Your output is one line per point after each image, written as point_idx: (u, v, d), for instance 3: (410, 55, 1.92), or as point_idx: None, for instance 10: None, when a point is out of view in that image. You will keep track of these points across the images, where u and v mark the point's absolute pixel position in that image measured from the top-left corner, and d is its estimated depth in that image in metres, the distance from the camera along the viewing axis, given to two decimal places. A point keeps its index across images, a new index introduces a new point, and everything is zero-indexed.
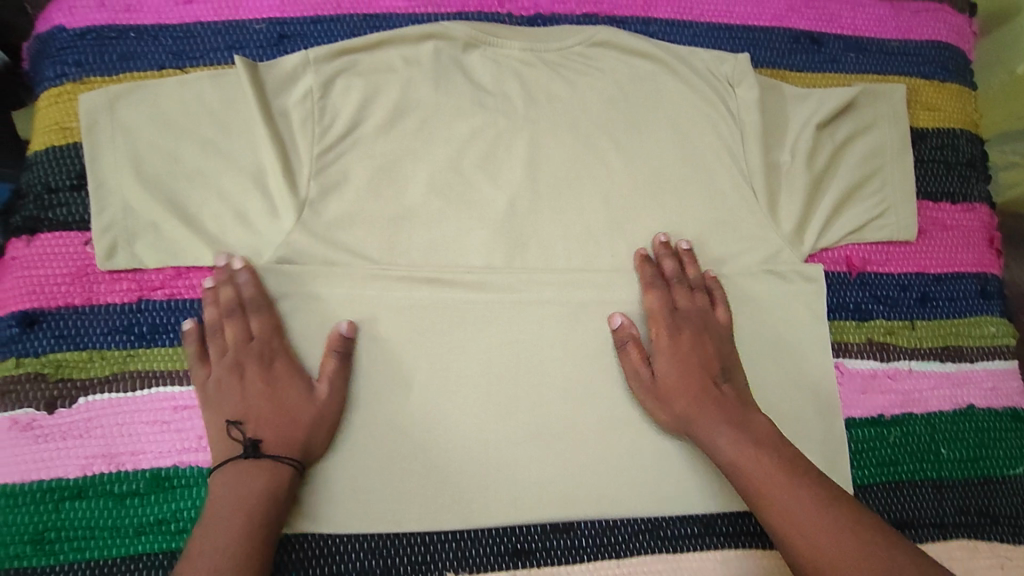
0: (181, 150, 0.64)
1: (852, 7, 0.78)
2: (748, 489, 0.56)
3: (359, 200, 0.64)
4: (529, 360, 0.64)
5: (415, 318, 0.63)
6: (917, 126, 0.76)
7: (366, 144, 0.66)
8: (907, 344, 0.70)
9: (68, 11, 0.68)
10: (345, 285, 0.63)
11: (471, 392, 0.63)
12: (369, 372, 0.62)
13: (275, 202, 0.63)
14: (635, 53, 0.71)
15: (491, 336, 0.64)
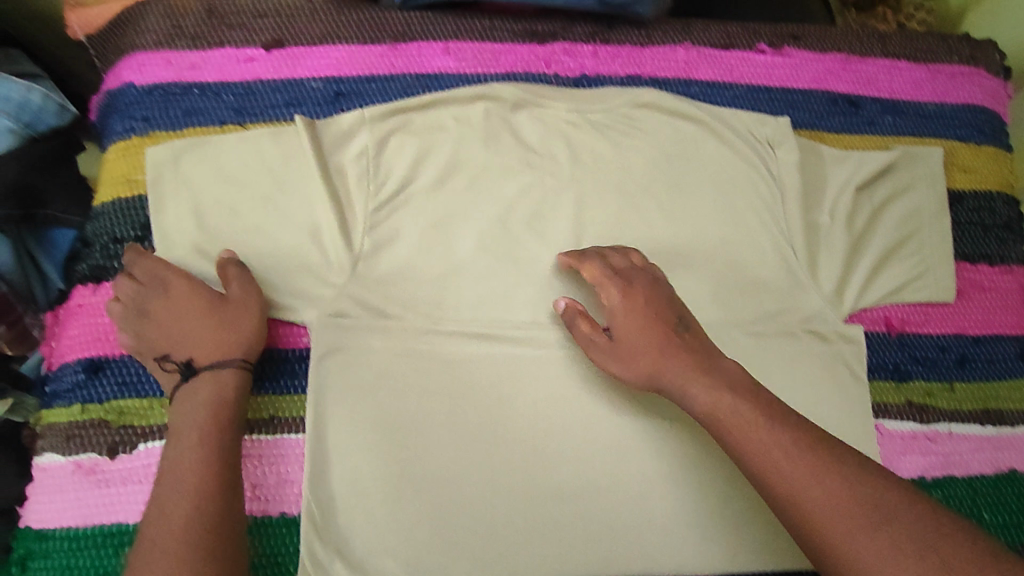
0: (241, 204, 0.66)
1: (889, 70, 0.79)
2: (733, 446, 0.52)
3: (412, 256, 0.67)
4: (573, 416, 0.65)
5: (463, 372, 0.65)
6: (954, 188, 0.77)
7: (418, 200, 0.68)
8: (947, 406, 0.71)
9: (136, 68, 0.71)
10: (397, 339, 0.65)
11: (517, 446, 0.64)
12: (417, 424, 0.63)
13: (331, 256, 0.65)
14: (677, 114, 0.73)
15: (536, 390, 0.66)
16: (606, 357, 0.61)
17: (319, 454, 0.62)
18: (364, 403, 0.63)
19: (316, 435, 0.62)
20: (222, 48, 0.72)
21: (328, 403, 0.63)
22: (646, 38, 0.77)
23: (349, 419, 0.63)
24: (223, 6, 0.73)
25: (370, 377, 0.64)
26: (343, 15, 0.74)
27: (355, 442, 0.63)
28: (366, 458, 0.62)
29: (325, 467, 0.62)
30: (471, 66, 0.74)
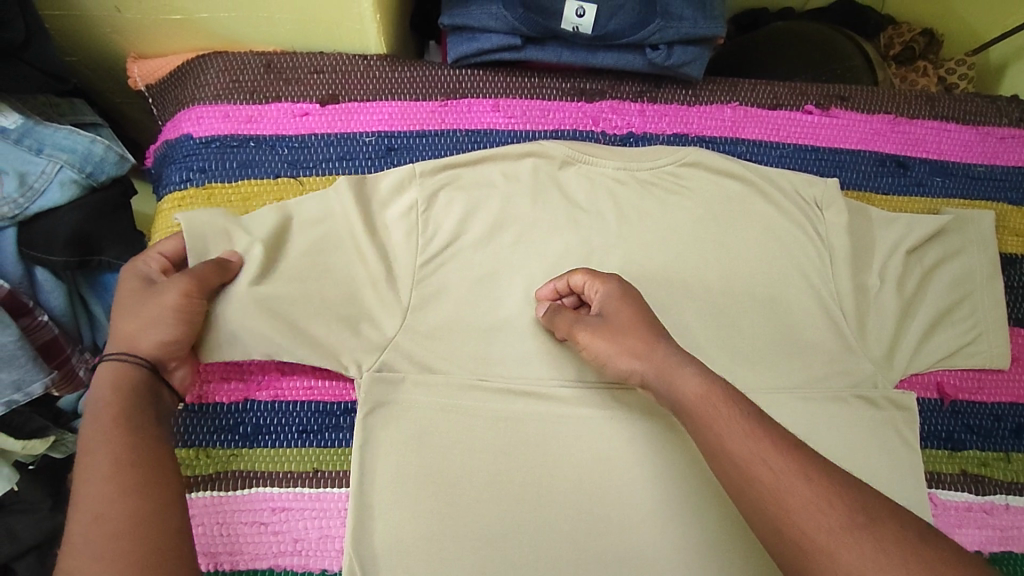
0: (284, 256, 0.65)
1: (938, 132, 0.79)
2: (711, 445, 0.47)
3: (455, 311, 0.67)
4: (617, 478, 0.65)
5: (505, 426, 0.65)
6: (1006, 252, 0.76)
7: (466, 251, 0.69)
8: (1003, 478, 0.69)
9: (195, 121, 0.73)
10: (441, 392, 0.65)
11: (559, 508, 0.63)
12: (457, 481, 0.62)
13: (379, 308, 0.65)
14: (724, 173, 0.74)
15: (580, 450, 0.65)
16: (592, 334, 0.58)
17: (362, 507, 0.61)
18: (408, 456, 0.63)
19: (359, 487, 0.62)
20: (279, 102, 0.74)
21: (372, 454, 0.63)
22: (692, 97, 0.78)
23: (393, 473, 0.62)
24: (280, 61, 0.75)
25: (412, 430, 0.64)
26: (396, 71, 0.75)
27: (398, 496, 0.62)
28: (408, 513, 0.61)
29: (367, 521, 0.61)
30: (520, 123, 0.76)
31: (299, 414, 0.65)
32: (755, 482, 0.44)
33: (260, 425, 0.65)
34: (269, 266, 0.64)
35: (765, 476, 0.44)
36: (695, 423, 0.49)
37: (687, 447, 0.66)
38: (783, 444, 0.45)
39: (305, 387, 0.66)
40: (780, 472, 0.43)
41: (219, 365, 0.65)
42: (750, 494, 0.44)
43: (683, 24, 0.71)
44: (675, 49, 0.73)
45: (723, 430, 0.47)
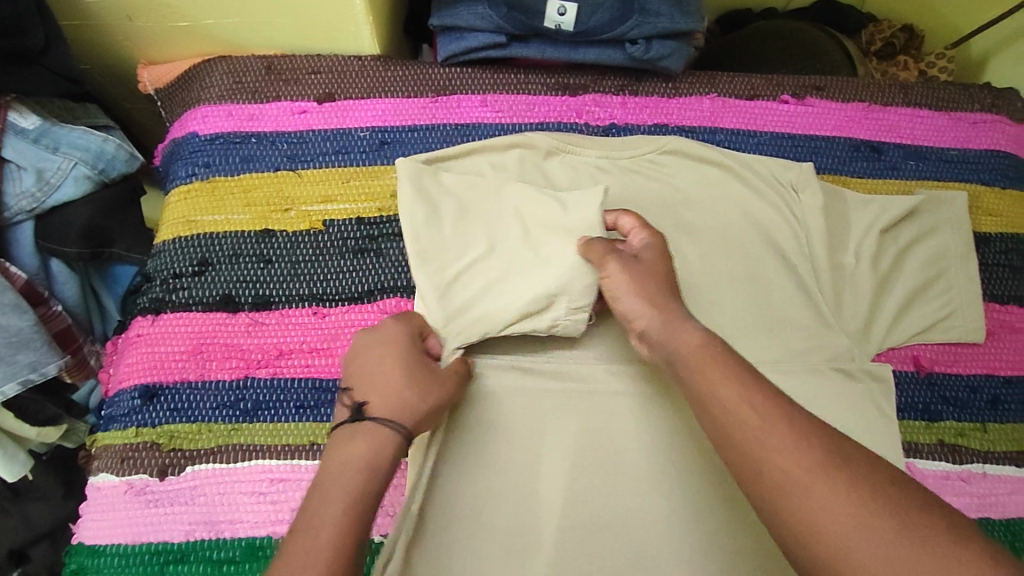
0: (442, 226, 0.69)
1: (911, 118, 0.82)
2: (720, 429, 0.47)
3: (529, 281, 0.66)
4: (610, 444, 0.65)
5: (551, 398, 0.66)
6: (979, 231, 0.79)
7: (527, 234, 0.69)
8: (980, 447, 0.71)
9: (201, 120, 0.78)
10: (514, 369, 0.67)
11: (560, 472, 0.64)
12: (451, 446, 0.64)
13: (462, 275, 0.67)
14: (702, 160, 0.77)
15: (581, 419, 0.66)
16: (625, 267, 0.59)
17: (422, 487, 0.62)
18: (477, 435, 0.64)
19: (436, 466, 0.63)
20: (279, 101, 0.78)
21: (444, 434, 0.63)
22: (672, 90, 0.82)
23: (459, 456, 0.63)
24: (281, 63, 0.79)
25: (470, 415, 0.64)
26: (390, 70, 0.80)
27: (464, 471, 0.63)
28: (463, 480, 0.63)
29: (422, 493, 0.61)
30: (507, 117, 0.80)
31: (296, 390, 0.67)
32: (734, 421, 0.46)
33: (260, 401, 0.66)
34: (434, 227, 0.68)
35: (732, 435, 0.46)
36: (689, 369, 0.50)
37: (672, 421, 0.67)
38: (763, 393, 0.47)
39: (302, 366, 0.68)
40: (762, 414, 0.45)
41: (221, 345, 0.68)
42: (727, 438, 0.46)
43: (661, 19, 0.75)
44: (653, 43, 0.76)
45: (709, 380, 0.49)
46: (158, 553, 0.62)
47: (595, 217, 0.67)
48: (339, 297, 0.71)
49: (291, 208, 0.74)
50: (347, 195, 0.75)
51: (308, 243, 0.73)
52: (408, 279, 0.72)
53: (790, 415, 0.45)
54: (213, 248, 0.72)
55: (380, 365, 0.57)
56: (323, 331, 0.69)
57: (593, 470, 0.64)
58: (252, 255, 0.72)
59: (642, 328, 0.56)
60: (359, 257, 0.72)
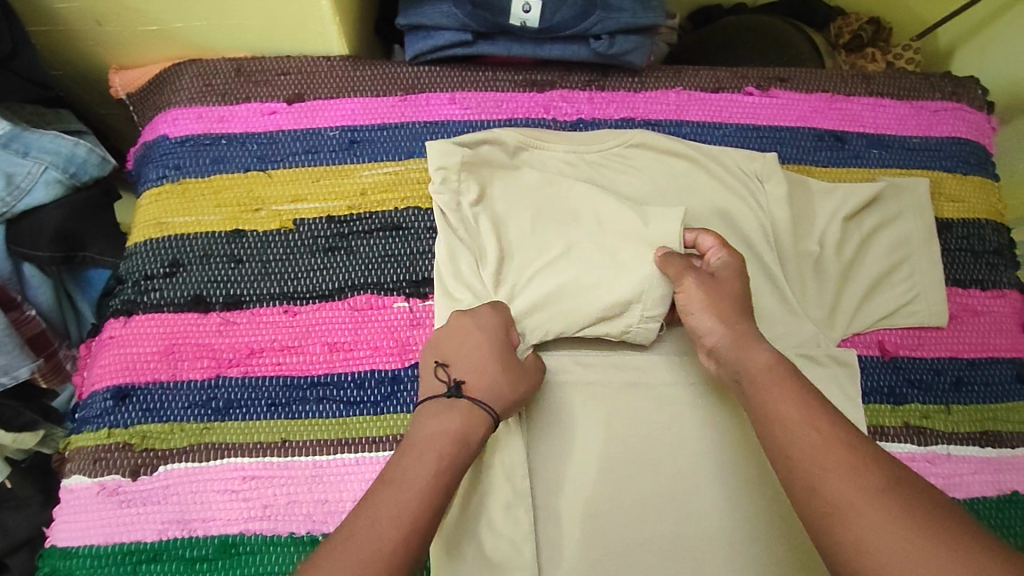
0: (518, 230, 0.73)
1: (874, 107, 0.83)
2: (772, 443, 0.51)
3: (606, 285, 0.69)
4: (620, 428, 0.68)
5: (616, 390, 0.69)
6: (942, 217, 0.80)
7: (602, 240, 0.72)
8: (945, 429, 0.72)
9: (171, 123, 0.78)
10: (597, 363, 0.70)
11: (577, 455, 0.67)
12: None
13: (535, 276, 0.70)
14: (668, 153, 0.78)
15: (598, 406, 0.68)
16: (700, 283, 0.63)
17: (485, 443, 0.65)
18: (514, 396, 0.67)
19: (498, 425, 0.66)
20: (248, 103, 0.79)
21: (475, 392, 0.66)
22: (638, 84, 0.83)
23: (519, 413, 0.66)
24: (250, 65, 0.80)
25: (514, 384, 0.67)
26: (359, 70, 0.80)
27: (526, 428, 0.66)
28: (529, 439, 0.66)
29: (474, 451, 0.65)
30: (475, 113, 0.81)
31: (267, 388, 0.68)
32: (797, 439, 0.49)
33: (232, 399, 0.67)
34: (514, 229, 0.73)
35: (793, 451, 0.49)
36: (758, 387, 0.54)
37: (643, 408, 0.69)
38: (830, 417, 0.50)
39: (273, 364, 0.69)
40: (823, 433, 0.49)
41: (193, 345, 0.69)
42: (792, 453, 0.49)
43: (622, 14, 0.76)
44: (617, 38, 0.78)
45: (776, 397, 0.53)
46: (130, 553, 0.62)
47: (675, 231, 0.70)
48: (311, 295, 0.72)
49: (261, 208, 0.75)
50: (316, 194, 0.76)
51: (279, 242, 0.73)
52: (377, 276, 0.73)
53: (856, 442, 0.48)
54: (184, 249, 0.73)
55: (475, 345, 0.61)
56: (295, 329, 0.70)
57: (611, 453, 0.67)
58: (222, 255, 0.73)
59: (712, 343, 0.60)
60: (329, 255, 0.73)
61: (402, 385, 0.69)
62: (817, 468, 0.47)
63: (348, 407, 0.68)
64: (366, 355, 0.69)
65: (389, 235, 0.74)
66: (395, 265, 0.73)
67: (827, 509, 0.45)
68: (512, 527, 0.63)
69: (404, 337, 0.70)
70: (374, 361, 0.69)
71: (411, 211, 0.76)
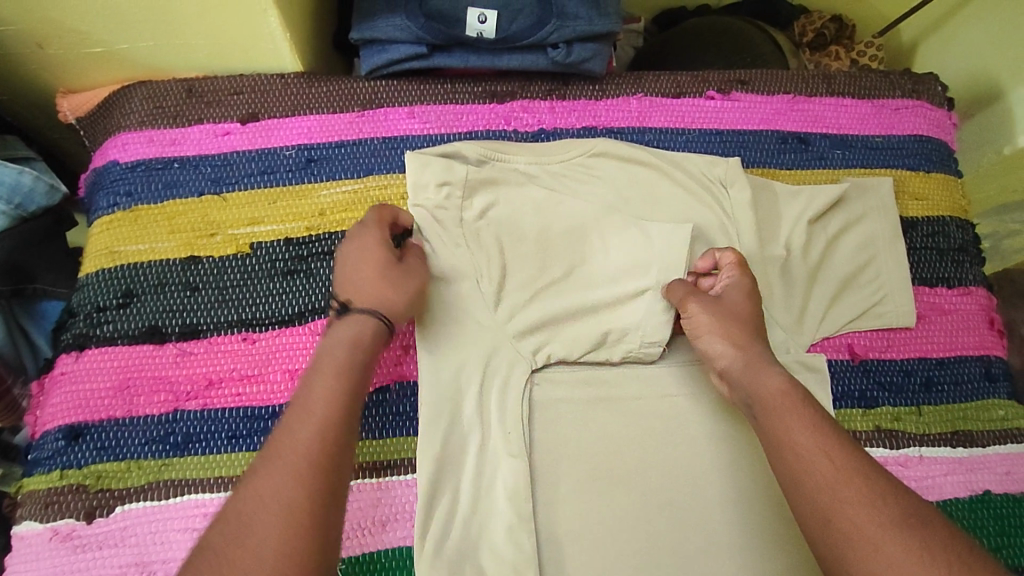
0: (523, 247, 0.73)
1: (836, 108, 0.83)
2: (784, 475, 0.53)
3: (606, 310, 0.72)
4: (610, 445, 0.67)
5: (608, 406, 0.69)
6: (907, 216, 0.80)
7: (601, 263, 0.74)
8: (916, 430, 0.71)
9: (121, 148, 0.76)
10: (585, 372, 0.71)
11: (574, 474, 0.66)
12: (449, 454, 0.66)
13: (533, 297, 0.71)
14: (631, 161, 0.77)
15: (591, 424, 0.68)
16: (707, 307, 0.64)
17: (467, 464, 0.66)
18: (495, 409, 0.68)
19: (478, 445, 0.66)
20: (200, 124, 0.77)
21: (453, 404, 0.67)
22: (599, 91, 0.82)
23: (502, 432, 0.67)
24: (201, 85, 0.78)
25: (501, 391, 0.68)
26: (313, 86, 0.78)
27: (511, 448, 0.66)
28: (520, 457, 0.66)
29: (454, 472, 0.66)
30: (435, 127, 0.79)
31: (227, 420, 0.66)
32: (812, 473, 0.51)
33: (190, 433, 0.65)
34: (518, 246, 0.73)
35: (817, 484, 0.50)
36: (770, 413, 0.57)
37: (613, 424, 0.68)
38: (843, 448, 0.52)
39: (233, 394, 0.67)
40: (838, 469, 0.50)
41: (149, 379, 0.67)
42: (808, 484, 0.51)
43: (578, 22, 0.75)
44: (574, 46, 0.76)
45: (791, 423, 0.55)
46: None
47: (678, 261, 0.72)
48: (270, 320, 0.70)
49: (217, 232, 0.73)
50: (273, 216, 0.74)
51: (235, 267, 0.72)
52: None
53: (871, 475, 0.50)
54: (138, 278, 0.71)
55: (352, 270, 0.62)
56: (254, 357, 0.68)
57: (605, 470, 0.67)
58: (178, 284, 0.71)
59: (724, 367, 0.62)
60: (287, 279, 0.71)
61: (367, 411, 0.68)
62: (831, 503, 0.49)
63: None
64: None
65: None
66: None
67: (849, 550, 0.47)
68: (515, 550, 0.63)
69: None
70: None
71: None
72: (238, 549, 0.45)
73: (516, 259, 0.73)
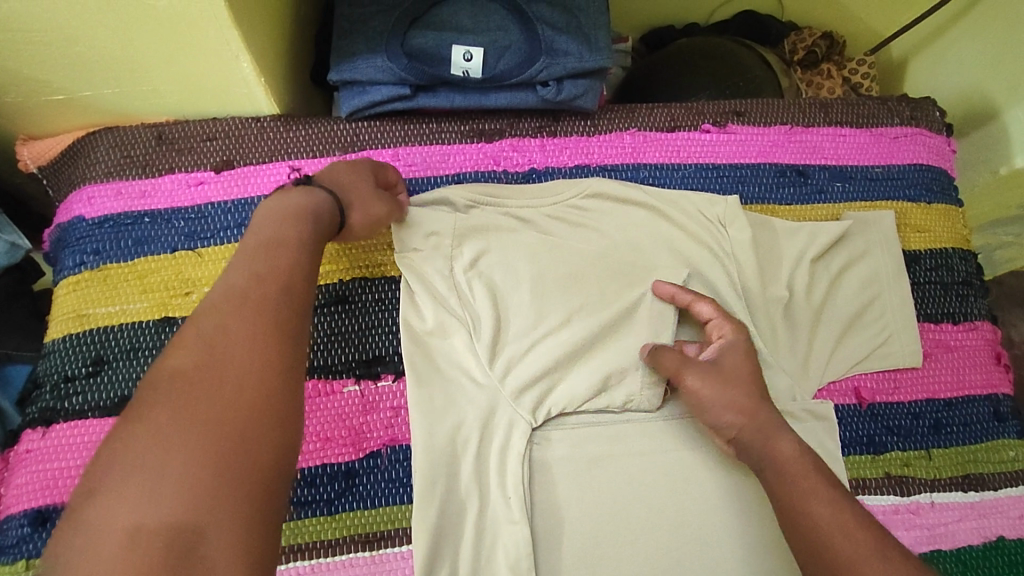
0: (515, 295, 0.69)
1: (834, 138, 0.81)
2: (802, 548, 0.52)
3: (606, 357, 0.68)
4: (612, 506, 0.65)
5: (608, 461, 0.67)
6: (909, 249, 0.78)
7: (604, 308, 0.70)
8: (926, 476, 0.70)
9: (87, 201, 0.71)
10: (587, 427, 0.68)
11: (577, 538, 0.64)
12: (449, 519, 0.63)
13: (532, 347, 0.68)
14: (626, 203, 0.74)
15: (593, 483, 0.66)
16: (704, 379, 0.62)
17: (465, 533, 0.63)
18: (493, 471, 0.65)
19: (477, 512, 0.63)
20: (172, 174, 0.72)
21: (450, 469, 0.64)
22: (591, 127, 0.78)
23: (501, 495, 0.64)
24: (171, 131, 0.73)
25: (500, 452, 0.65)
26: (290, 130, 0.74)
27: (511, 513, 0.63)
28: (523, 522, 0.63)
29: (452, 542, 0.63)
30: (420, 170, 0.75)
31: None
32: (831, 553, 0.50)
33: None
34: (513, 294, 0.69)
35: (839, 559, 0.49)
36: (788, 484, 0.55)
37: (616, 483, 0.66)
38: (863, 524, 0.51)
39: None
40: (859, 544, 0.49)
41: None
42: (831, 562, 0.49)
43: (569, 59, 0.71)
44: (565, 84, 0.73)
45: (806, 496, 0.53)
46: None
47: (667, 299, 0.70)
48: None
49: (192, 291, 0.69)
50: None
51: None
52: (324, 358, 0.68)
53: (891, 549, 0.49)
54: (109, 344, 0.67)
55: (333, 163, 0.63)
56: None
57: (608, 526, 0.64)
58: (151, 349, 0.67)
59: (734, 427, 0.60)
60: None
61: (358, 479, 0.65)
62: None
63: (300, 508, 0.63)
64: (316, 448, 0.65)
65: (332, 312, 0.69)
66: (342, 344, 0.68)
67: None
68: None
69: (358, 425, 0.66)
70: (326, 454, 0.65)
71: (357, 284, 0.70)
72: (208, 392, 0.41)
73: (512, 310, 0.69)
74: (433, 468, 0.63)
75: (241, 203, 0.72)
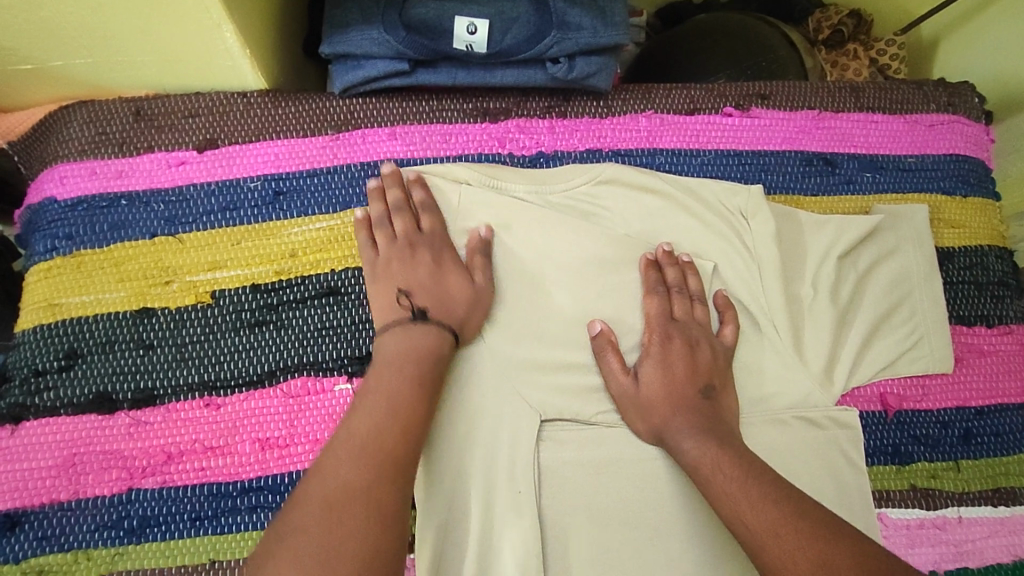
0: (525, 281, 0.65)
1: (865, 124, 0.75)
2: None
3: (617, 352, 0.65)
4: (622, 517, 0.61)
5: (616, 469, 0.62)
6: (942, 246, 0.73)
7: (614, 301, 0.66)
8: (954, 489, 0.66)
9: (58, 181, 0.66)
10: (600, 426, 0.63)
11: (585, 546, 0.60)
12: (453, 522, 0.59)
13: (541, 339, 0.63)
14: (643, 190, 0.68)
15: (602, 492, 0.61)
16: (646, 364, 0.61)
17: (470, 535, 0.58)
18: (497, 474, 0.60)
19: (483, 510, 0.59)
20: (151, 153, 0.67)
21: (455, 463, 0.60)
22: (604, 108, 0.73)
23: (507, 495, 0.59)
24: (150, 106, 0.68)
25: (507, 454, 0.60)
26: (279, 106, 0.69)
27: (519, 512, 0.59)
28: (531, 522, 0.59)
29: (457, 546, 0.58)
30: (420, 151, 0.70)
31: (190, 500, 0.59)
32: None
33: (147, 516, 0.58)
34: (522, 283, 0.65)
35: None
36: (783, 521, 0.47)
37: (624, 494, 0.61)
38: (792, 517, 0.47)
39: (196, 469, 0.59)
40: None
41: (97, 454, 0.59)
42: (745, 539, 0.48)
43: (582, 34, 0.65)
44: (577, 60, 0.67)
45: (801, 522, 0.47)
46: None
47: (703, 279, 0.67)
48: (235, 382, 0.62)
49: (172, 280, 0.64)
50: (236, 259, 0.65)
51: (194, 320, 0.63)
52: (313, 353, 0.63)
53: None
54: (82, 336, 0.62)
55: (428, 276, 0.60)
56: (218, 426, 0.60)
57: (615, 536, 0.60)
58: (128, 342, 0.62)
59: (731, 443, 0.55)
60: (255, 331, 0.63)
61: None
62: None
63: None
64: (303, 451, 0.60)
65: (324, 304, 0.64)
66: (333, 340, 0.63)
67: None
68: None
69: None
70: (313, 457, 0.60)
71: (351, 273, 0.65)
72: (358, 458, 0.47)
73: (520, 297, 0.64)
74: (436, 461, 0.59)
75: (227, 187, 0.67)
